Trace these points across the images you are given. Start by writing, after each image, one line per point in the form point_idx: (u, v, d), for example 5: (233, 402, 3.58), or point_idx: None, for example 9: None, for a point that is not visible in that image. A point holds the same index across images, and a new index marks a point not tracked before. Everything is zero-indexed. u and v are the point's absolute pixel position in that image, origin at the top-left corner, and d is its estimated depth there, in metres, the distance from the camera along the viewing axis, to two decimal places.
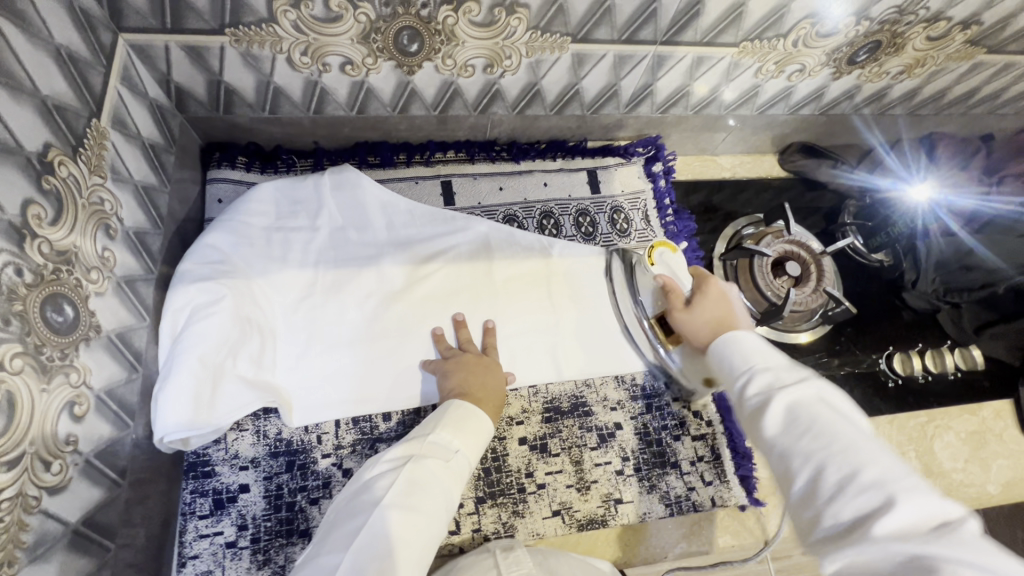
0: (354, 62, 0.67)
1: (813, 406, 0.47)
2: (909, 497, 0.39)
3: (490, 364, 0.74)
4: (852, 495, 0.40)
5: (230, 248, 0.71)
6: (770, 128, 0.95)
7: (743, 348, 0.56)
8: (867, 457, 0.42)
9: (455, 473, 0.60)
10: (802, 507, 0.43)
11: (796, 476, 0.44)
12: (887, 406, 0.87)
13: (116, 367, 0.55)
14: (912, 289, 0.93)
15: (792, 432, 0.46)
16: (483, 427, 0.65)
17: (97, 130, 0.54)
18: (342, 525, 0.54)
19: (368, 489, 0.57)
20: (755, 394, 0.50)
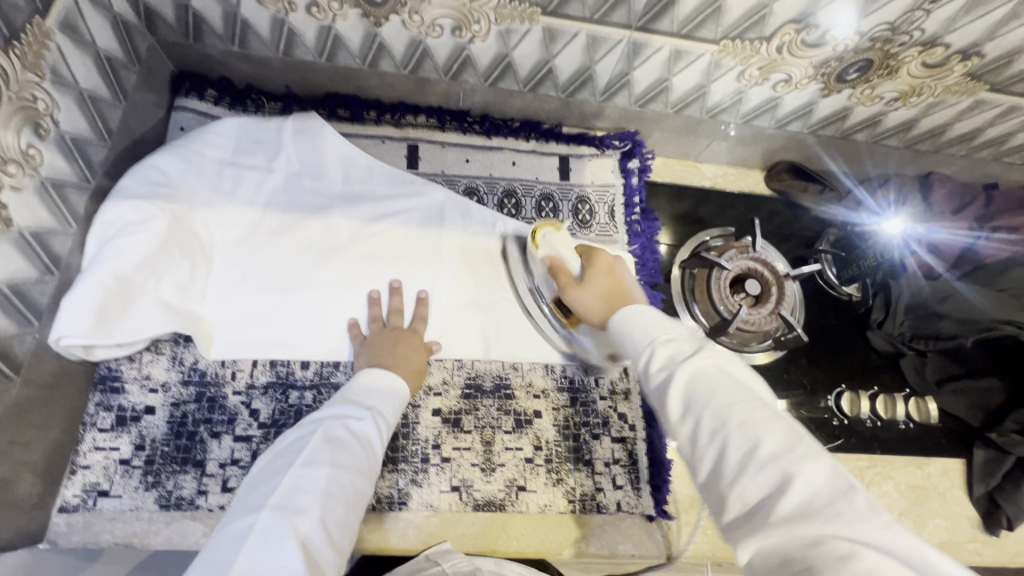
0: (320, 5, 0.67)
1: (713, 377, 0.47)
2: (806, 468, 0.40)
3: (413, 341, 0.74)
4: (752, 473, 0.41)
5: (177, 173, 0.72)
6: (757, 141, 0.92)
7: (638, 321, 0.57)
8: (766, 430, 0.43)
9: (373, 433, 0.59)
10: (711, 494, 0.43)
11: (704, 456, 0.44)
12: (827, 444, 0.83)
13: (25, 265, 0.56)
14: (877, 329, 0.89)
15: (695, 416, 0.45)
16: (395, 384, 0.66)
17: (39, 28, 0.54)
18: (254, 491, 0.50)
19: (280, 455, 0.54)
20: (655, 371, 0.50)
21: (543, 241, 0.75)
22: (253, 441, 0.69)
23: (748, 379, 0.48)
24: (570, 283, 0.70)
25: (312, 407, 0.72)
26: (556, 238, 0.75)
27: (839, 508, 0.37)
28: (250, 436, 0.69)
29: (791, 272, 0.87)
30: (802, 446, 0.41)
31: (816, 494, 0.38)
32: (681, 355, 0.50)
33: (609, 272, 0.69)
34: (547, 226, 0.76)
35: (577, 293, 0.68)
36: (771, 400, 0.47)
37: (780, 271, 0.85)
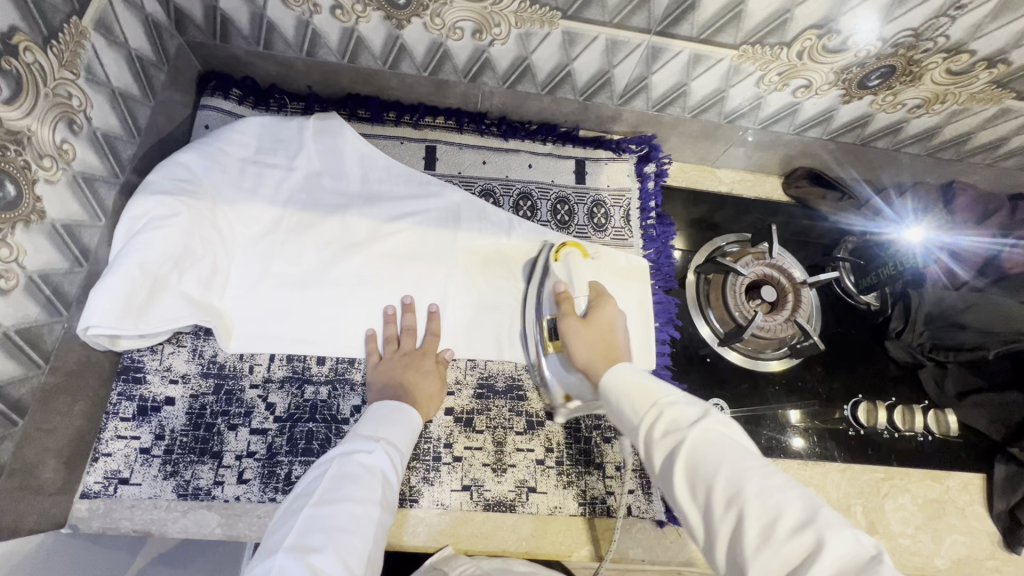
0: (344, 7, 0.68)
1: (721, 444, 0.48)
2: (831, 534, 0.39)
3: (426, 364, 0.73)
4: (776, 545, 0.40)
5: (201, 170, 0.74)
6: (775, 147, 0.91)
7: (632, 386, 0.58)
8: (783, 496, 0.43)
9: (384, 462, 0.59)
10: (732, 568, 0.43)
11: (721, 528, 0.44)
12: (842, 454, 0.82)
13: (57, 256, 0.58)
14: (895, 338, 0.88)
15: (707, 485, 0.46)
16: (409, 418, 0.65)
17: (75, 28, 0.56)
18: (273, 533, 0.52)
19: (297, 495, 0.55)
20: (660, 439, 0.51)
21: (564, 261, 0.77)
22: (269, 434, 0.70)
23: (751, 448, 0.50)
24: (572, 318, 0.70)
25: (327, 402, 0.73)
26: (577, 263, 0.77)
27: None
28: (266, 429, 0.70)
29: (809, 279, 0.86)
30: (821, 512, 0.41)
31: (843, 567, 0.38)
32: (684, 422, 0.51)
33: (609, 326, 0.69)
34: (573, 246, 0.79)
35: (574, 331, 0.68)
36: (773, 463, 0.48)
37: (797, 278, 0.84)
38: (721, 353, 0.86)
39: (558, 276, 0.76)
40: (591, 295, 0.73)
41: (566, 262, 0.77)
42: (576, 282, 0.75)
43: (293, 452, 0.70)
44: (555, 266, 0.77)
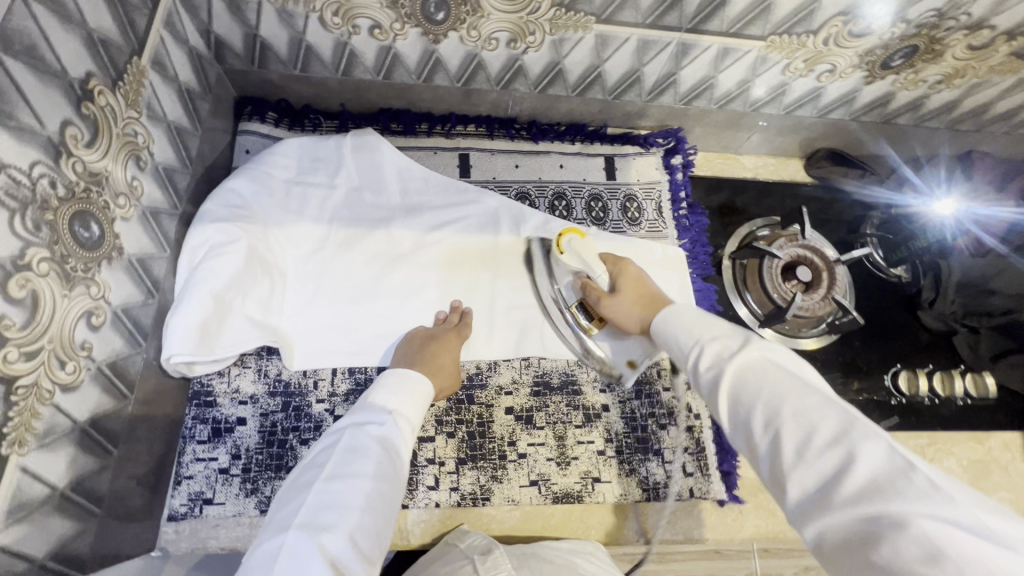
0: (383, 27, 0.70)
1: (766, 370, 0.49)
2: (861, 448, 0.40)
3: (451, 341, 0.75)
4: (811, 457, 0.42)
5: (251, 194, 0.76)
6: (797, 130, 0.94)
7: (683, 323, 0.60)
8: (817, 413, 0.44)
9: (393, 434, 0.61)
10: (776, 486, 0.45)
11: (761, 446, 0.46)
12: (887, 423, 0.85)
13: (134, 289, 0.60)
14: (928, 309, 0.90)
15: (745, 409, 0.48)
16: (422, 386, 0.68)
17: (137, 67, 0.58)
18: (283, 508, 0.53)
19: (306, 472, 0.57)
20: (708, 373, 0.53)
21: (568, 249, 0.81)
22: None
23: (800, 369, 0.50)
24: (602, 293, 0.76)
25: None
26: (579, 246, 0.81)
27: (898, 485, 0.37)
28: None
29: (841, 257, 0.88)
30: (854, 427, 0.42)
31: (875, 472, 0.39)
32: (728, 352, 0.53)
33: (637, 279, 0.76)
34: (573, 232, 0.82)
35: (611, 302, 0.74)
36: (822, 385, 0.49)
37: (831, 257, 0.87)
38: (761, 335, 0.88)
39: (572, 265, 0.81)
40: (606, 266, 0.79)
41: (569, 248, 0.81)
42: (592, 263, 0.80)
43: None
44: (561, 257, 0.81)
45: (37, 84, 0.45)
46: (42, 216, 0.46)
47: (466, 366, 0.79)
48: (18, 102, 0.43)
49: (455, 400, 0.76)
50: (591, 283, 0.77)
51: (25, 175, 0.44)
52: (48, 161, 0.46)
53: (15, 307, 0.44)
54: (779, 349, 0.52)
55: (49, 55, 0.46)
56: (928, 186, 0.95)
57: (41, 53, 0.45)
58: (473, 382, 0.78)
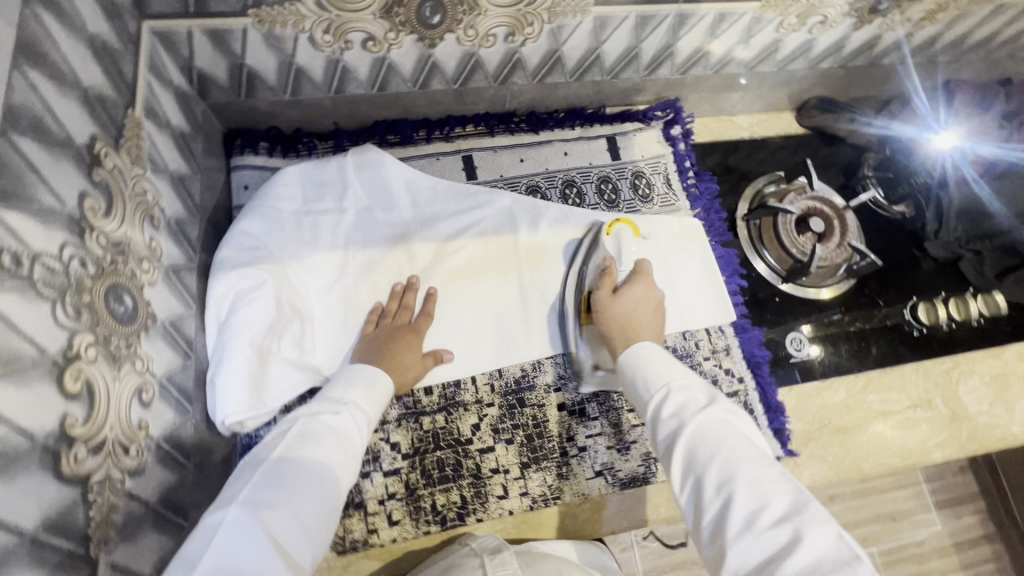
0: (376, 38, 0.67)
1: (724, 434, 0.52)
2: (809, 531, 0.44)
3: (408, 339, 0.72)
4: (760, 531, 0.45)
5: (263, 233, 0.72)
6: (788, 84, 0.95)
7: (656, 365, 0.62)
8: (769, 489, 0.48)
9: (350, 424, 0.59)
10: (714, 542, 0.47)
11: (710, 507, 0.49)
12: (912, 354, 0.89)
13: (172, 354, 0.57)
14: (934, 239, 0.94)
15: (701, 467, 0.50)
16: (382, 382, 0.65)
17: (133, 120, 0.54)
18: (230, 488, 0.51)
19: (256, 455, 0.54)
20: (671, 425, 0.55)
21: (615, 236, 0.81)
22: (403, 472, 0.71)
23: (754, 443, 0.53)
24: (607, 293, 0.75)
25: (446, 428, 0.74)
26: (628, 238, 0.81)
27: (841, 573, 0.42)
28: (398, 469, 0.71)
29: (848, 203, 0.91)
30: (803, 508, 0.46)
31: (820, 557, 0.43)
32: (695, 407, 0.55)
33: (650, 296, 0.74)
34: (627, 224, 0.82)
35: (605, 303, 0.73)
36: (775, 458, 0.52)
37: (838, 204, 0.89)
38: (785, 290, 0.90)
39: (606, 252, 0.80)
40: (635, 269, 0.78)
41: (618, 238, 0.81)
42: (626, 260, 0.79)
43: (430, 482, 0.71)
44: (606, 239, 0.81)
45: (48, 158, 0.41)
46: (80, 299, 0.43)
47: (511, 370, 0.78)
48: (35, 182, 0.39)
49: (507, 406, 0.76)
50: (610, 271, 0.76)
51: (57, 260, 0.41)
52: (74, 240, 0.43)
53: (74, 402, 0.41)
54: (742, 413, 0.56)
55: (54, 124, 0.42)
56: (934, 124, 0.95)
57: (46, 124, 0.41)
58: (521, 386, 0.77)
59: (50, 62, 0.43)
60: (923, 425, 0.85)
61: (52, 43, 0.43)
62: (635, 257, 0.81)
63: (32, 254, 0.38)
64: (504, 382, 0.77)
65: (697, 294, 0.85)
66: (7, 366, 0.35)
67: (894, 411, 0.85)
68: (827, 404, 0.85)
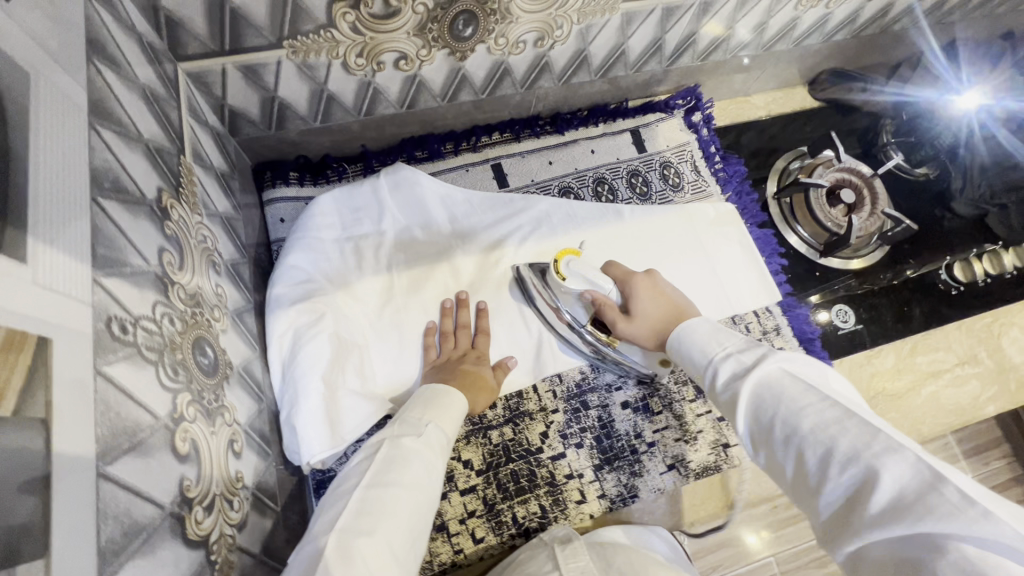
0: (409, 56, 0.66)
1: (779, 384, 0.45)
2: (884, 463, 0.36)
3: (471, 367, 0.70)
4: (834, 473, 0.38)
5: (311, 265, 0.71)
6: (802, 60, 0.96)
7: (701, 334, 0.56)
8: (835, 428, 0.40)
9: (430, 447, 0.54)
10: (804, 500, 0.41)
11: (785, 464, 0.43)
12: (954, 312, 0.90)
13: (248, 400, 0.56)
14: (959, 197, 0.93)
15: (764, 423, 0.45)
16: (450, 398, 0.61)
17: (186, 166, 0.53)
18: (322, 515, 0.47)
19: (343, 479, 0.50)
20: (725, 385, 0.50)
21: (568, 271, 0.71)
22: (479, 488, 0.71)
23: (828, 384, 0.45)
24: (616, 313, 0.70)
25: (515, 439, 0.74)
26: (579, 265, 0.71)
27: (926, 502, 0.33)
28: (474, 486, 0.71)
29: (875, 171, 0.91)
30: (879, 436, 0.38)
31: (900, 487, 0.35)
32: (744, 368, 0.49)
33: (654, 288, 0.70)
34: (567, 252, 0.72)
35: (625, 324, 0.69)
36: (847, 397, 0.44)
37: (867, 173, 0.89)
38: (824, 263, 0.91)
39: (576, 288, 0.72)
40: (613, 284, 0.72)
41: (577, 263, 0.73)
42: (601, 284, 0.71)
43: (508, 495, 0.71)
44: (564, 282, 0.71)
45: (130, 217, 0.40)
46: (175, 357, 0.41)
47: (570, 374, 0.78)
48: (125, 245, 0.38)
49: (572, 411, 0.76)
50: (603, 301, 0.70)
51: (153, 320, 0.40)
52: (162, 297, 0.42)
53: (187, 464, 0.40)
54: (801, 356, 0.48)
55: (129, 183, 0.41)
56: (954, 82, 0.95)
57: (124, 183, 0.40)
58: (583, 389, 0.77)
59: (118, 118, 0.42)
60: (973, 380, 0.86)
61: (116, 99, 0.42)
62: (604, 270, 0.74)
63: (134, 318, 0.37)
64: (565, 387, 0.77)
65: (741, 278, 0.85)
66: (133, 437, 0.34)
67: (943, 370, 0.86)
68: (878, 371, 0.86)
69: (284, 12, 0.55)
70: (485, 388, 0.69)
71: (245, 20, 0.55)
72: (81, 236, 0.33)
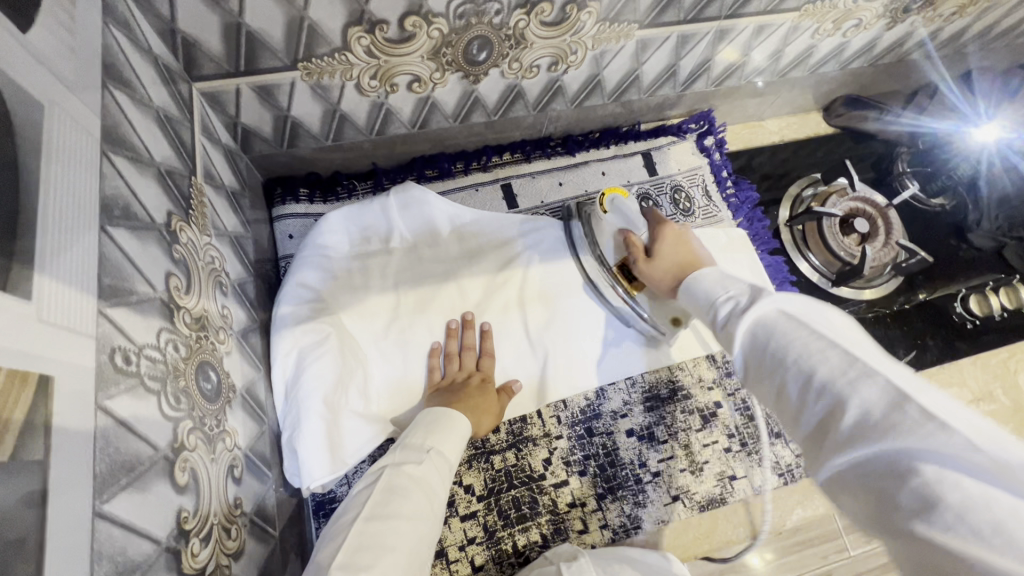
0: (422, 79, 0.66)
1: (772, 317, 0.41)
2: (858, 393, 0.33)
3: (475, 391, 0.69)
4: (810, 402, 0.35)
5: (318, 283, 0.71)
6: (818, 86, 0.95)
7: (707, 279, 0.52)
8: (819, 354, 0.36)
9: (433, 474, 0.54)
10: (791, 426, 0.38)
11: (770, 391, 0.40)
12: (971, 347, 0.88)
13: (250, 422, 0.55)
14: (977, 229, 0.91)
15: (751, 356, 0.41)
16: (454, 421, 0.60)
17: (196, 187, 0.53)
18: (320, 551, 0.46)
19: (343, 512, 0.50)
20: (724, 321, 0.46)
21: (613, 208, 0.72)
22: (480, 515, 0.70)
23: (826, 316, 0.39)
24: (643, 259, 0.67)
25: (518, 465, 0.73)
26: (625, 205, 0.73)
27: (894, 423, 0.30)
28: (475, 512, 0.70)
29: (890, 201, 0.90)
30: (858, 363, 0.34)
31: (871, 412, 0.32)
32: (740, 308, 0.45)
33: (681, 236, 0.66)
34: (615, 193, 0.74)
35: (649, 270, 0.66)
36: (851, 325, 0.39)
37: (881, 203, 0.88)
38: (836, 292, 0.89)
39: (612, 225, 0.73)
40: (648, 224, 0.71)
41: (614, 207, 0.72)
42: (635, 221, 0.71)
43: (509, 523, 0.70)
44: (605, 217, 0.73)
45: (139, 245, 0.40)
46: (178, 384, 0.41)
47: (575, 400, 0.77)
48: (133, 273, 0.38)
49: (576, 437, 0.75)
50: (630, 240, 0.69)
51: (157, 348, 0.39)
52: (167, 324, 0.41)
53: (186, 495, 0.39)
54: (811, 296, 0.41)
55: (140, 209, 0.41)
56: (973, 115, 0.93)
57: (135, 210, 0.40)
58: (588, 415, 0.76)
59: (131, 143, 0.42)
60: (990, 418, 0.86)
61: (129, 124, 0.42)
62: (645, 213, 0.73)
63: (138, 348, 0.37)
64: (570, 413, 0.76)
65: None
66: (132, 472, 0.33)
67: None
68: None
69: (300, 36, 0.55)
70: (486, 412, 0.68)
71: (261, 43, 0.55)
72: (89, 269, 0.33)
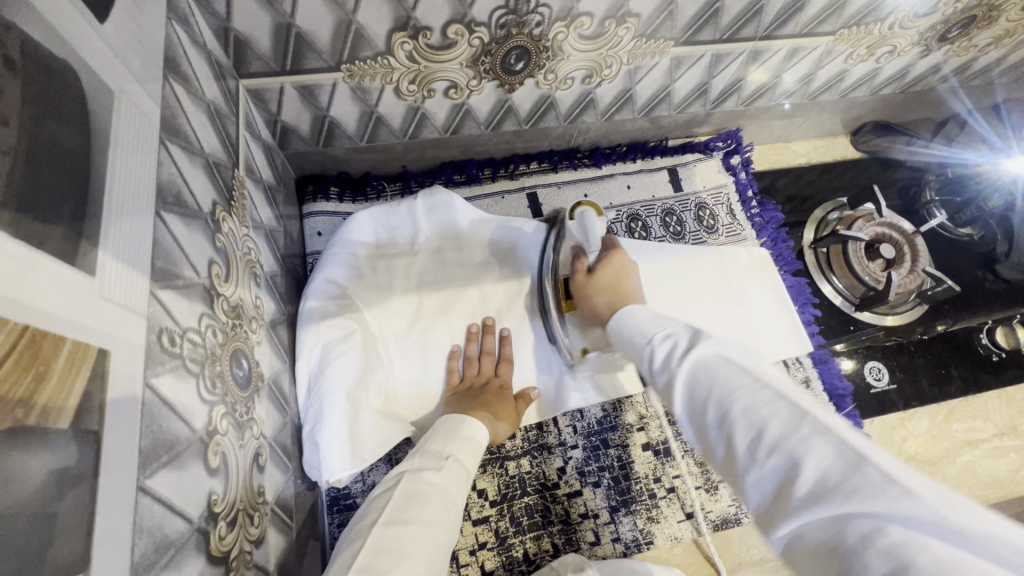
0: (459, 85, 0.67)
1: (716, 366, 0.42)
2: (810, 447, 0.34)
3: (493, 398, 0.69)
4: (760, 458, 0.35)
5: (344, 280, 0.72)
6: (847, 110, 0.95)
7: (641, 319, 0.54)
8: (767, 410, 0.37)
9: (451, 482, 0.54)
10: (734, 481, 0.38)
11: (717, 446, 0.40)
12: (995, 380, 0.87)
13: (275, 412, 0.56)
14: (1005, 261, 0.89)
15: (698, 407, 0.42)
16: (472, 426, 0.61)
17: (238, 179, 0.54)
18: (342, 550, 0.46)
19: (363, 515, 0.50)
20: (662, 368, 0.46)
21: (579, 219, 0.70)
22: (491, 520, 0.70)
23: (759, 363, 0.43)
24: (582, 275, 0.67)
25: (532, 472, 0.73)
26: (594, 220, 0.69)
27: (849, 483, 0.31)
28: (487, 517, 0.70)
29: (917, 228, 0.89)
30: (806, 419, 0.35)
31: (828, 471, 0.32)
32: (679, 351, 0.46)
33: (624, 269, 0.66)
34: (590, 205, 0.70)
35: (584, 285, 0.67)
36: (782, 377, 0.41)
37: (908, 230, 0.87)
38: (860, 317, 0.88)
39: (572, 236, 0.71)
40: (602, 246, 0.68)
41: (580, 218, 0.69)
42: (591, 238, 0.69)
43: (520, 529, 0.70)
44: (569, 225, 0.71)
45: (187, 231, 0.41)
46: (214, 369, 0.42)
47: (592, 411, 0.77)
48: (180, 258, 0.39)
49: (591, 448, 0.75)
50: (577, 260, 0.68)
51: (198, 332, 0.40)
52: (208, 309, 0.42)
53: (216, 478, 0.40)
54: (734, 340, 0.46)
55: (189, 197, 0.42)
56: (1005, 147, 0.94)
57: (185, 197, 0.41)
58: (604, 427, 0.76)
59: (184, 134, 0.43)
60: (1013, 454, 0.84)
61: (184, 115, 0.44)
62: (606, 235, 0.70)
63: (182, 330, 0.38)
64: (586, 423, 0.76)
65: (772, 325, 0.82)
66: (171, 450, 0.34)
67: (981, 440, 0.84)
68: (911, 435, 0.83)
69: (346, 38, 0.57)
70: (503, 417, 0.68)
71: (308, 44, 0.57)
72: (144, 250, 0.34)
